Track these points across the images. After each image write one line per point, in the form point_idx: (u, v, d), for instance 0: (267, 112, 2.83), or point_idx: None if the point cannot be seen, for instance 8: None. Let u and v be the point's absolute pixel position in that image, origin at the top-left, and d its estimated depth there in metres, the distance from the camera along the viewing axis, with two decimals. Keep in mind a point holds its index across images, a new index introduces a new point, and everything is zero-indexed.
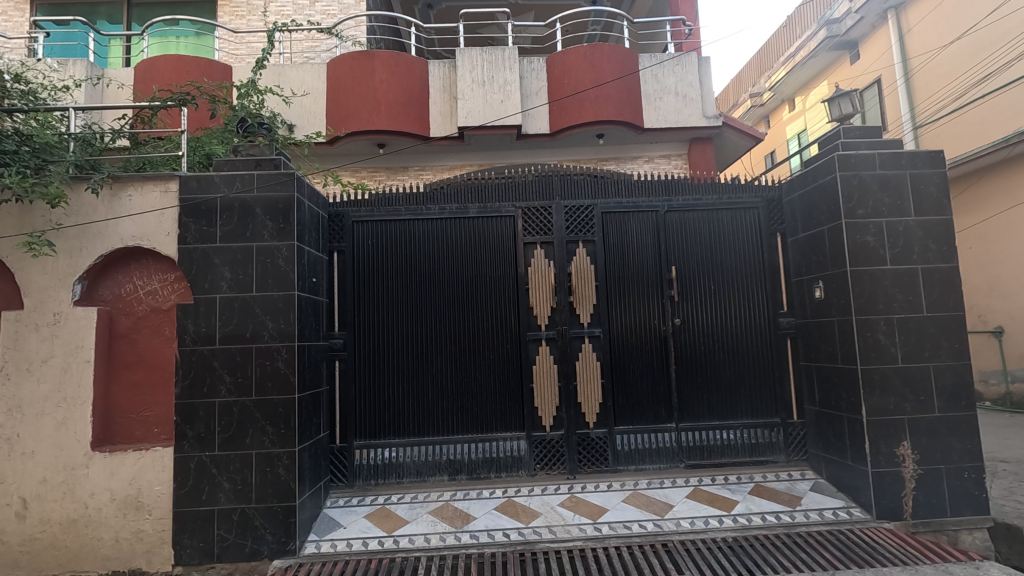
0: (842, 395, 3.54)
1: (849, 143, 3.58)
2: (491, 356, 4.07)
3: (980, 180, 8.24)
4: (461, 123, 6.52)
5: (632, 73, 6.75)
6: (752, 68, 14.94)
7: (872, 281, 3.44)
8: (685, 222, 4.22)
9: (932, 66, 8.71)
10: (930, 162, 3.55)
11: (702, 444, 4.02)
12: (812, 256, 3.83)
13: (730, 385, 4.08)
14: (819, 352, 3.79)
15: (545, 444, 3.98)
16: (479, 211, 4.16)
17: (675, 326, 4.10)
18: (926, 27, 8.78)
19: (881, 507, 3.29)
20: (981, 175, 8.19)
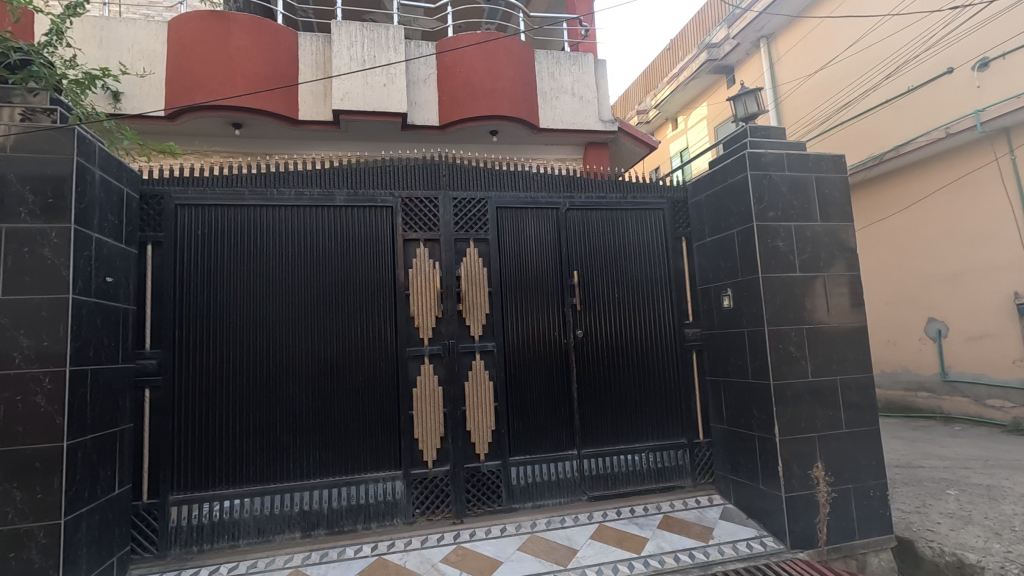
0: (753, 413, 3.26)
1: (758, 141, 3.34)
2: (362, 378, 3.30)
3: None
4: (335, 106, 5.63)
5: (528, 68, 6.32)
6: (638, 86, 15.45)
7: (783, 289, 3.19)
8: (588, 221, 3.78)
9: (800, 92, 9.31)
10: (834, 166, 3.43)
11: (607, 472, 3.56)
12: (719, 262, 3.56)
13: (636, 404, 3.68)
14: (727, 365, 3.51)
15: (426, 484, 3.29)
16: (348, 198, 3.40)
17: (577, 338, 3.63)
18: (794, 57, 9.38)
19: (796, 535, 3.01)
20: None
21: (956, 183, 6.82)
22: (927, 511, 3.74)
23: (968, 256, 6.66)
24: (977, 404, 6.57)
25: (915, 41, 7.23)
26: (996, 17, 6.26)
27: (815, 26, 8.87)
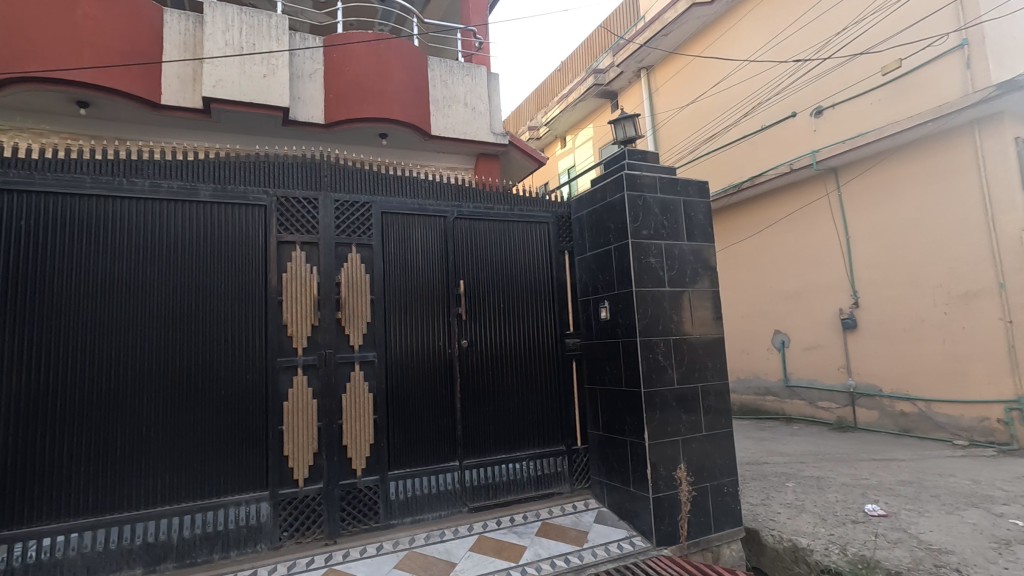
0: (626, 419, 3.44)
1: (635, 164, 3.58)
2: (225, 391, 3.01)
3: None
4: (205, 93, 5.14)
5: (421, 74, 6.25)
6: (530, 103, 15.94)
7: (654, 303, 3.42)
8: (475, 231, 3.79)
9: (674, 122, 10.17)
10: (699, 192, 3.76)
11: (488, 482, 3.56)
12: (598, 275, 3.74)
13: (518, 413, 3.73)
14: (604, 374, 3.68)
15: (296, 504, 3.06)
16: (214, 194, 3.10)
17: (462, 348, 3.60)
18: (669, 90, 10.23)
19: (661, 533, 3.21)
20: None
21: (797, 212, 7.80)
22: (768, 503, 4.22)
23: (806, 276, 7.65)
24: (811, 406, 7.53)
25: (767, 86, 8.22)
26: (828, 72, 7.29)
27: (687, 64, 9.76)
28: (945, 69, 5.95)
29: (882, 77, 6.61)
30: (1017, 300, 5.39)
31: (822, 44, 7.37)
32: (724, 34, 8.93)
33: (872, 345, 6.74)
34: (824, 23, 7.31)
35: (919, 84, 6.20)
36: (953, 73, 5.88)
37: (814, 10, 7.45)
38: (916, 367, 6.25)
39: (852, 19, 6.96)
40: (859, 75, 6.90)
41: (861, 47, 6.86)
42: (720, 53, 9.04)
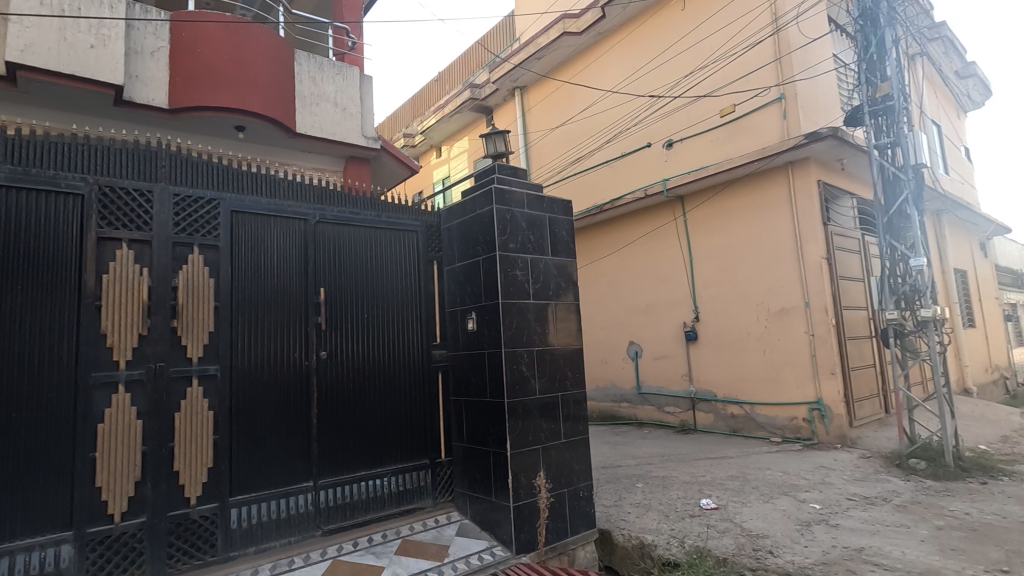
0: (489, 430, 3.46)
1: (504, 179, 3.66)
2: (17, 413, 2.51)
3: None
4: (8, 58, 4.30)
5: (286, 66, 5.83)
6: (405, 109, 15.71)
7: (518, 315, 3.51)
8: (340, 237, 3.60)
9: (544, 142, 10.64)
10: (563, 210, 3.95)
11: (345, 502, 3.37)
12: (466, 286, 3.75)
13: (380, 427, 3.58)
14: (469, 386, 3.68)
15: (109, 543, 2.63)
16: (12, 177, 2.59)
17: (320, 360, 3.38)
18: (541, 111, 10.70)
19: (520, 541, 3.27)
20: None
21: (650, 234, 8.53)
22: (620, 504, 4.50)
23: (656, 293, 8.38)
24: (659, 411, 8.23)
25: (627, 116, 8.95)
26: (678, 110, 8.13)
27: (558, 88, 10.29)
28: (768, 117, 6.93)
29: (720, 119, 7.52)
30: (817, 317, 6.40)
31: (673, 84, 8.21)
32: (592, 65, 9.57)
33: (709, 355, 7.56)
34: (675, 66, 8.17)
35: (749, 128, 7.15)
36: (773, 121, 6.88)
37: (667, 53, 8.30)
38: (743, 374, 7.12)
39: (697, 65, 7.86)
40: (702, 115, 7.78)
41: (704, 90, 7.76)
42: (587, 82, 9.68)
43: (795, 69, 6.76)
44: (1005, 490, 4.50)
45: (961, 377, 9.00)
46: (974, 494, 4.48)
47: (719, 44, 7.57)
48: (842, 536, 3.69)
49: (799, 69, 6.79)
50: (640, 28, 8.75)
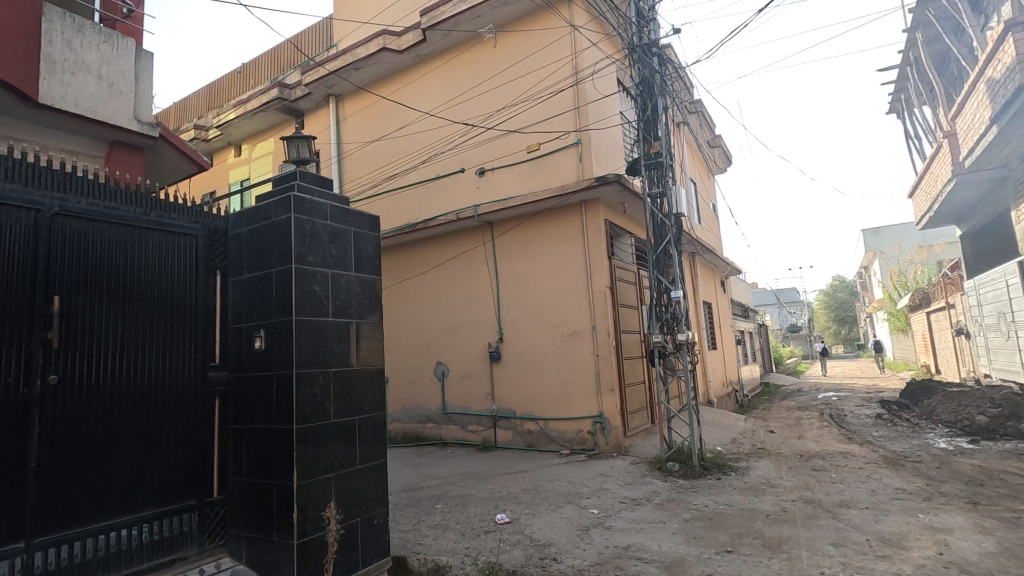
0: (274, 460, 3.13)
1: (305, 187, 3.42)
2: None
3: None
4: None
5: (27, 24, 4.66)
6: (199, 99, 13.91)
7: (314, 333, 3.26)
8: (89, 234, 2.96)
9: (358, 155, 10.31)
10: (369, 225, 3.83)
11: (74, 562, 2.72)
12: (254, 301, 3.38)
13: (132, 466, 2.99)
14: (252, 412, 3.30)
15: None
16: None
17: (48, 386, 2.70)
18: (356, 122, 10.37)
19: None
20: None
21: (460, 256, 8.74)
22: (417, 528, 4.41)
23: (464, 314, 8.59)
24: (462, 430, 8.37)
25: (443, 140, 9.14)
26: (490, 141, 8.57)
27: (375, 102, 10.10)
28: (567, 158, 7.68)
29: (527, 154, 8.12)
30: (601, 339, 7.20)
31: (487, 116, 8.65)
32: (411, 84, 9.62)
33: (510, 374, 7.96)
34: (489, 99, 8.64)
35: (551, 166, 7.83)
36: (571, 163, 7.65)
37: (482, 86, 8.74)
38: (539, 392, 7.64)
39: (508, 102, 8.42)
40: (511, 148, 8.30)
41: (513, 126, 8.32)
42: (405, 100, 9.68)
43: (590, 119, 7.65)
44: (732, 483, 5.53)
45: (706, 390, 10.92)
46: (711, 488, 5.40)
47: (528, 86, 8.22)
48: (614, 536, 4.13)
49: (593, 120, 7.69)
50: (458, 58, 9.08)
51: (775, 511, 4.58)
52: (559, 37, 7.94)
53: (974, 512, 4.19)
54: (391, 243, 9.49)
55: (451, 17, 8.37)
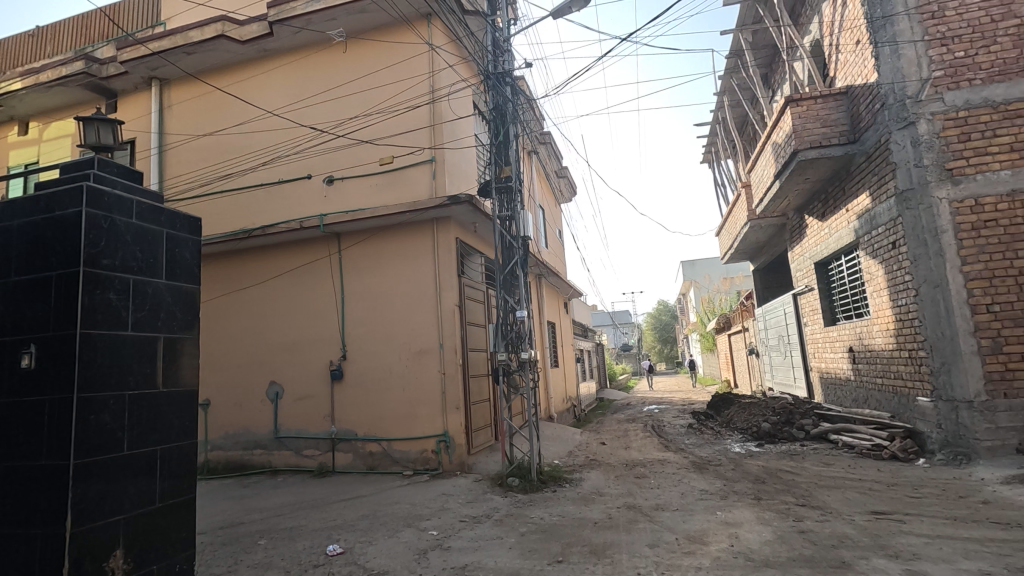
0: (40, 505, 2.56)
1: (104, 178, 2.93)
2: None
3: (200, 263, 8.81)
4: None
5: None
6: None
7: (106, 349, 2.77)
8: None
9: (185, 149, 9.18)
10: (187, 227, 3.39)
11: None
12: (25, 310, 2.78)
13: None
14: (12, 447, 2.68)
15: None
16: None
17: None
18: (184, 112, 9.24)
19: None
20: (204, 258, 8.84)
21: (301, 268, 8.17)
22: (233, 570, 3.92)
23: (303, 329, 8.00)
24: (296, 455, 7.73)
25: (287, 143, 8.54)
26: (340, 149, 8.20)
27: (209, 93, 9.13)
28: (420, 175, 7.64)
29: (379, 166, 7.91)
30: (449, 357, 7.20)
31: (337, 123, 8.29)
32: (253, 79, 8.87)
33: (352, 394, 7.57)
34: (341, 106, 8.30)
35: (403, 180, 7.72)
36: (424, 179, 7.62)
37: (334, 92, 8.38)
38: (383, 412, 7.38)
39: (362, 112, 8.17)
40: (362, 159, 8.03)
41: (366, 137, 8.07)
42: (245, 95, 8.89)
43: (444, 138, 7.72)
44: (566, 495, 5.83)
45: (547, 406, 11.46)
46: (547, 501, 5.63)
47: (383, 97, 8.06)
48: (452, 557, 4.08)
49: (447, 139, 7.78)
50: (309, 59, 8.61)
51: (602, 518, 4.91)
52: (416, 53, 7.94)
53: (758, 506, 4.91)
54: (221, 249, 8.55)
55: (303, 14, 7.93)
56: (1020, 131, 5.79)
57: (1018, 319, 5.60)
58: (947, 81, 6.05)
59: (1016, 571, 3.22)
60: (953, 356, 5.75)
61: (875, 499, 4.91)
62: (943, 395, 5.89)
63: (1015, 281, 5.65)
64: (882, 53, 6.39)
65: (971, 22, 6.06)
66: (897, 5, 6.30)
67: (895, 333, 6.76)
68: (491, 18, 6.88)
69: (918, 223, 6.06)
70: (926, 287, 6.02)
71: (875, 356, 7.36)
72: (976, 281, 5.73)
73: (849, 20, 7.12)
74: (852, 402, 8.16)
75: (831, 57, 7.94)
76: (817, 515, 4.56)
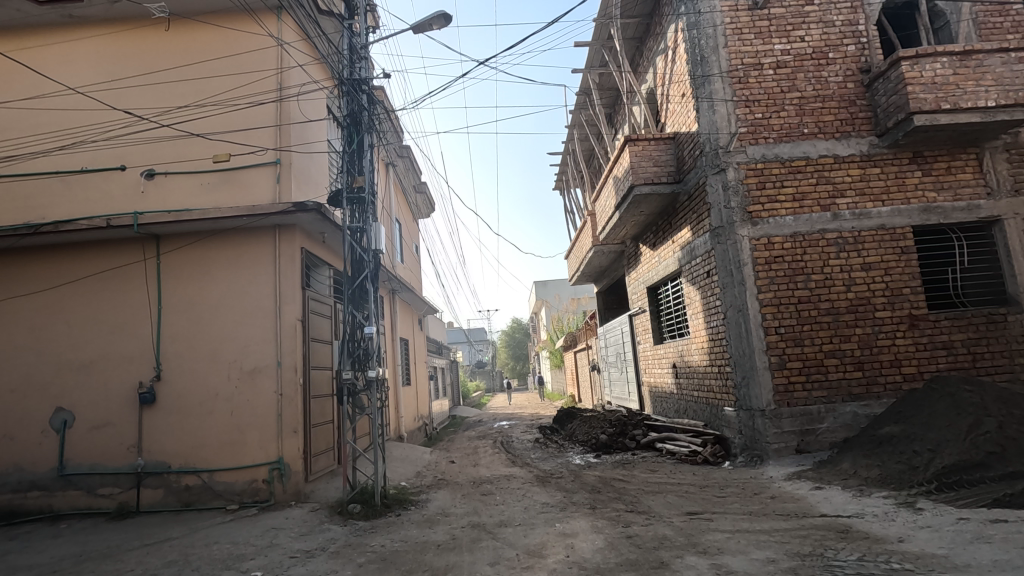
0: None
1: None
2: None
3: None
4: None
5: None
6: None
7: None
8: None
9: None
10: None
11: None
12: None
13: None
14: None
15: None
16: None
17: None
18: None
19: None
20: None
21: (106, 273, 6.99)
22: None
23: (106, 345, 6.82)
24: (88, 495, 6.50)
25: (94, 127, 7.31)
26: (164, 140, 7.24)
27: None
28: (261, 177, 7.01)
29: (212, 164, 7.11)
30: (287, 376, 6.61)
31: (162, 111, 7.33)
32: (49, 47, 7.50)
33: (165, 420, 6.59)
34: (167, 93, 7.38)
35: (241, 181, 7.02)
36: (266, 182, 7.01)
37: (159, 77, 7.43)
38: (204, 439, 6.54)
39: (194, 101, 7.34)
40: (192, 154, 7.17)
41: (196, 130, 7.24)
42: (38, 65, 7.46)
43: (291, 140, 7.20)
44: (410, 518, 5.64)
45: (396, 426, 11.09)
46: (389, 527, 5.39)
47: (222, 88, 7.33)
48: None
49: (295, 141, 7.26)
50: (127, 35, 7.53)
51: (445, 540, 4.82)
52: (263, 46, 7.37)
53: (593, 515, 5.20)
54: None
55: None
56: (800, 184, 7.01)
57: (797, 340, 6.71)
58: (749, 137, 7.14)
59: (793, 555, 3.78)
60: (751, 371, 6.70)
61: (689, 500, 5.48)
62: (744, 404, 6.82)
63: (795, 308, 6.77)
64: (702, 107, 7.37)
65: (766, 90, 7.24)
66: (713, 68, 7.32)
67: (708, 351, 7.71)
68: (348, 22, 6.62)
69: (727, 256, 7.01)
70: (733, 311, 6.97)
71: (693, 371, 8.31)
72: (768, 307, 6.77)
73: (677, 75, 8.10)
74: (675, 413, 9.10)
75: (662, 105, 8.93)
76: (643, 519, 4.95)
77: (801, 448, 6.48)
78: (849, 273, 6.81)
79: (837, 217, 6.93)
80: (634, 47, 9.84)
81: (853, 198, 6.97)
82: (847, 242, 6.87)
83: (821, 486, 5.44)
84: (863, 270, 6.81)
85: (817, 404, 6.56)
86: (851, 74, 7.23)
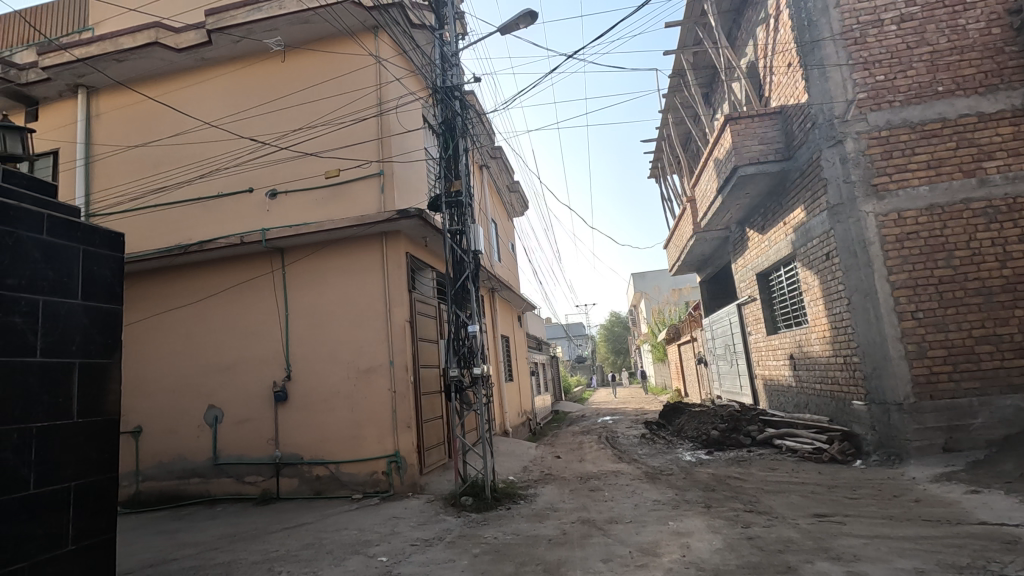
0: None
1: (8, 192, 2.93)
2: None
3: (131, 282, 8.29)
4: None
5: None
6: None
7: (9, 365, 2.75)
8: None
9: (116, 159, 8.67)
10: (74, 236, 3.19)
11: None
12: None
13: None
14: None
15: None
16: None
17: None
18: (113, 120, 8.77)
19: None
20: (133, 276, 8.26)
21: (242, 285, 7.82)
22: None
23: (245, 349, 7.63)
24: (237, 483, 7.32)
25: (227, 155, 8.20)
26: (284, 161, 7.96)
27: (141, 102, 8.69)
28: (368, 188, 7.48)
29: (325, 179, 7.70)
30: (399, 374, 7.01)
31: (281, 135, 8.06)
32: (187, 89, 8.53)
33: (296, 416, 7.26)
34: (283, 118, 8.10)
35: (350, 194, 7.54)
36: (372, 192, 7.47)
37: (277, 103, 8.17)
38: (330, 434, 7.10)
39: (307, 123, 7.98)
40: (307, 172, 7.81)
41: (308, 150, 7.87)
42: (180, 105, 8.51)
43: (392, 151, 7.60)
44: (520, 512, 5.75)
45: (501, 421, 11.34)
46: (501, 519, 5.54)
47: (330, 108, 7.91)
48: None
49: (395, 152, 7.66)
50: (248, 69, 8.36)
51: (556, 534, 4.86)
52: (363, 65, 7.86)
53: (708, 514, 4.99)
54: (150, 264, 8.02)
55: (243, 23, 7.75)
56: (936, 150, 6.23)
57: (939, 325, 5.97)
58: (870, 102, 6.45)
59: (946, 566, 3.38)
60: (884, 362, 6.06)
61: (816, 502, 5.07)
62: (877, 399, 6.19)
63: (936, 290, 6.03)
64: (812, 75, 6.78)
65: (889, 49, 6.50)
66: (822, 32, 6.70)
67: (831, 341, 7.09)
68: (439, 32, 6.85)
69: (849, 235, 6.39)
70: (858, 296, 6.35)
71: (814, 362, 7.67)
72: (902, 289, 6.09)
73: (781, 44, 7.51)
74: (794, 407, 8.47)
75: (766, 78, 8.33)
76: (764, 520, 4.67)
77: (949, 446, 5.76)
78: (1003, 247, 5.95)
79: (984, 184, 6.07)
80: (731, 20, 9.27)
81: (1004, 160, 6.08)
82: (998, 212, 6.00)
83: (976, 489, 4.80)
84: (1021, 242, 5.91)
85: (968, 398, 5.80)
86: (995, 17, 6.30)
